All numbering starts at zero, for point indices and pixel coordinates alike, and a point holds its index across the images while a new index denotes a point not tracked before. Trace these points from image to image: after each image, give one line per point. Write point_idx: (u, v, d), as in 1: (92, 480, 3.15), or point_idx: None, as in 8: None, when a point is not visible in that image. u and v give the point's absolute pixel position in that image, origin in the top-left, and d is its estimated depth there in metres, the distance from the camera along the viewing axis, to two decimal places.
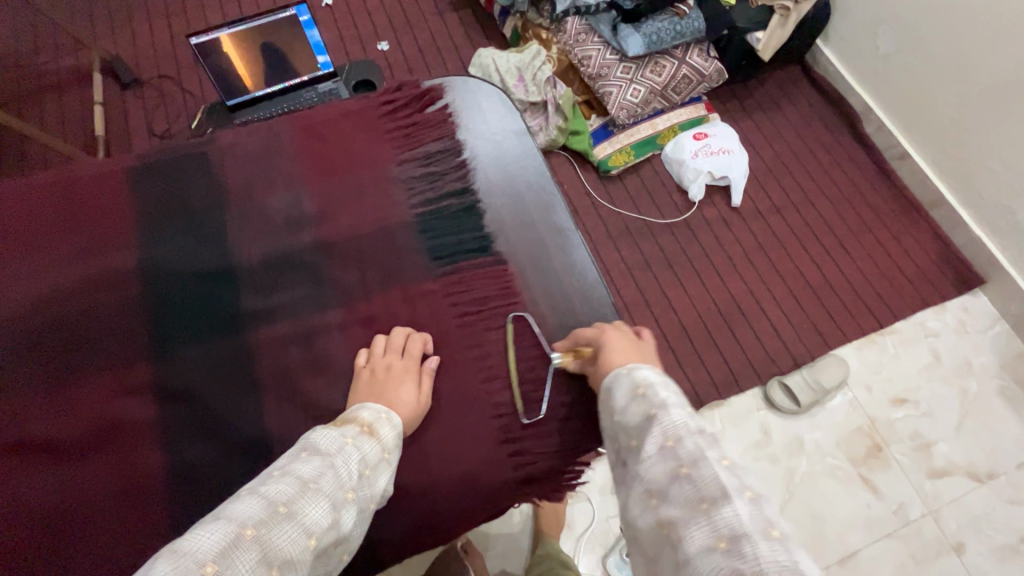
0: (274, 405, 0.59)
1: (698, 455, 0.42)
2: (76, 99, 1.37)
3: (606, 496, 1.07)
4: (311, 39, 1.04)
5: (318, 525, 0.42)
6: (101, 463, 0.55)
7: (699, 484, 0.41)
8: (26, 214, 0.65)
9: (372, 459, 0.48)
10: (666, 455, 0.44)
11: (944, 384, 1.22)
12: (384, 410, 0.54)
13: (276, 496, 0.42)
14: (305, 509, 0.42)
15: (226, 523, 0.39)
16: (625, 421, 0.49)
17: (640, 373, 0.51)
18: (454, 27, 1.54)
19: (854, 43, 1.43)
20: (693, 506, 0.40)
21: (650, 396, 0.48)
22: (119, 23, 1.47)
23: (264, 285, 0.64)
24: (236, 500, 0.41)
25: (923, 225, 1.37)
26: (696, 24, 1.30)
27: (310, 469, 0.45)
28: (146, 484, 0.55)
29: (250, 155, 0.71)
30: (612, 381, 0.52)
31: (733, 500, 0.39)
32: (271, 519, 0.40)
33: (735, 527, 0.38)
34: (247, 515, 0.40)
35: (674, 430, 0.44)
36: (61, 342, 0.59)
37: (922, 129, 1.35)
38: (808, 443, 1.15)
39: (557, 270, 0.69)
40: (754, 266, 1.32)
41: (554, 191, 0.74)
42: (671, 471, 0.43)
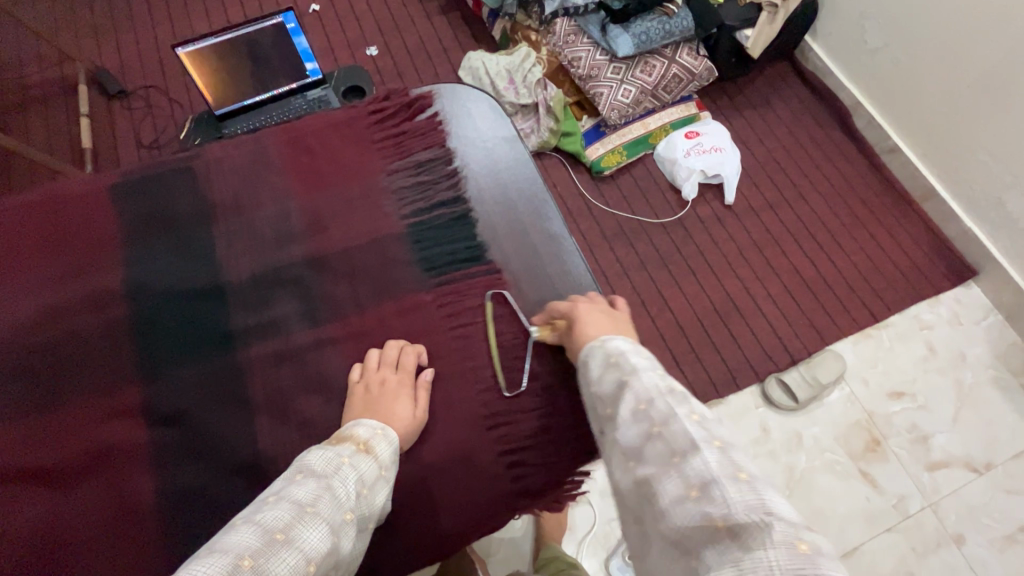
0: (267, 422, 0.58)
1: (668, 414, 0.44)
2: (62, 111, 1.36)
3: (607, 498, 1.08)
4: (298, 46, 1.03)
5: (317, 549, 0.41)
6: (93, 490, 0.54)
7: (669, 440, 0.42)
8: (13, 234, 0.64)
9: (368, 477, 0.48)
10: (638, 418, 0.45)
11: (940, 376, 1.22)
12: (380, 426, 0.53)
13: (273, 523, 0.41)
14: (303, 533, 0.41)
15: (222, 555, 0.38)
16: (599, 390, 0.51)
17: (612, 344, 0.53)
18: (443, 30, 1.53)
19: (843, 39, 1.44)
20: (665, 461, 0.41)
21: (621, 363, 0.50)
22: (105, 33, 1.45)
23: (255, 301, 0.64)
24: (232, 529, 0.41)
25: (915, 218, 1.38)
26: (685, 23, 1.30)
27: (306, 491, 0.44)
28: (139, 508, 0.54)
29: (237, 169, 0.70)
30: (586, 355, 0.54)
31: (702, 451, 0.40)
32: (268, 548, 0.40)
33: (705, 475, 0.39)
34: (243, 546, 0.39)
35: (645, 394, 0.46)
36: (49, 366, 0.59)
37: (911, 123, 1.35)
38: (807, 439, 1.16)
39: (552, 277, 0.69)
40: (749, 264, 1.32)
41: (546, 198, 0.73)
42: (644, 431, 0.44)
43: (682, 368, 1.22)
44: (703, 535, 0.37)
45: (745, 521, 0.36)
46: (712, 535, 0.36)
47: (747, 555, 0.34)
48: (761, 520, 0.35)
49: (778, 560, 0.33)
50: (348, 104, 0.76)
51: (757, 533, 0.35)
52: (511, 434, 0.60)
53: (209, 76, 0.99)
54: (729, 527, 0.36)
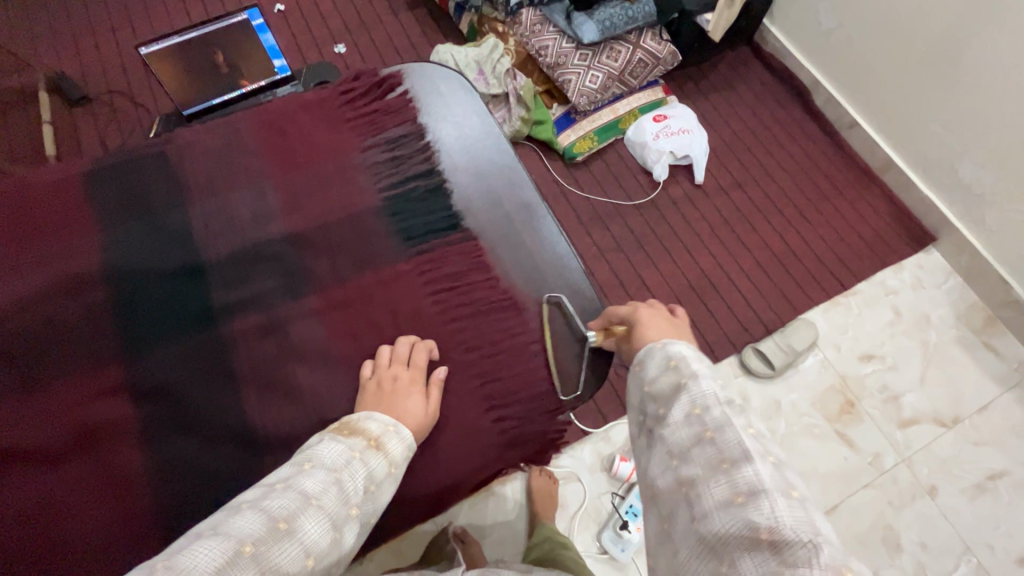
0: (254, 394, 0.59)
1: (723, 421, 0.44)
2: (20, 120, 1.32)
3: (596, 475, 1.10)
4: (265, 43, 1.03)
5: (317, 544, 0.41)
6: (83, 468, 0.54)
7: (721, 446, 0.43)
8: None
9: (376, 474, 0.48)
10: (690, 421, 0.45)
11: (907, 338, 1.28)
12: (392, 423, 0.53)
13: (278, 511, 0.41)
14: (305, 525, 0.41)
15: (225, 539, 0.38)
16: (653, 390, 0.50)
17: (673, 347, 0.51)
18: (410, 26, 1.54)
19: (798, 21, 1.49)
20: (713, 466, 0.42)
21: (681, 367, 0.49)
22: (63, 41, 1.42)
23: (235, 278, 0.64)
24: (237, 513, 0.41)
25: (875, 189, 1.44)
26: (647, 9, 1.33)
27: (314, 483, 0.44)
28: (130, 482, 0.54)
29: (210, 151, 0.70)
30: (644, 355, 0.53)
31: (755, 462, 0.41)
32: (271, 536, 0.39)
33: (755, 485, 0.40)
34: (246, 531, 0.39)
35: (701, 399, 0.46)
36: (26, 350, 0.58)
37: (866, 99, 1.41)
38: (785, 404, 1.20)
39: (528, 244, 0.71)
40: (722, 240, 1.36)
41: (520, 168, 0.75)
42: (695, 434, 0.44)
43: None
44: (744, 542, 0.38)
45: (789, 536, 0.37)
46: (752, 544, 0.37)
47: (790, 570, 0.35)
48: (810, 541, 0.36)
49: None
50: (318, 86, 0.77)
51: (801, 551, 0.36)
52: (497, 390, 0.63)
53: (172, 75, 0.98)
54: (773, 539, 0.37)
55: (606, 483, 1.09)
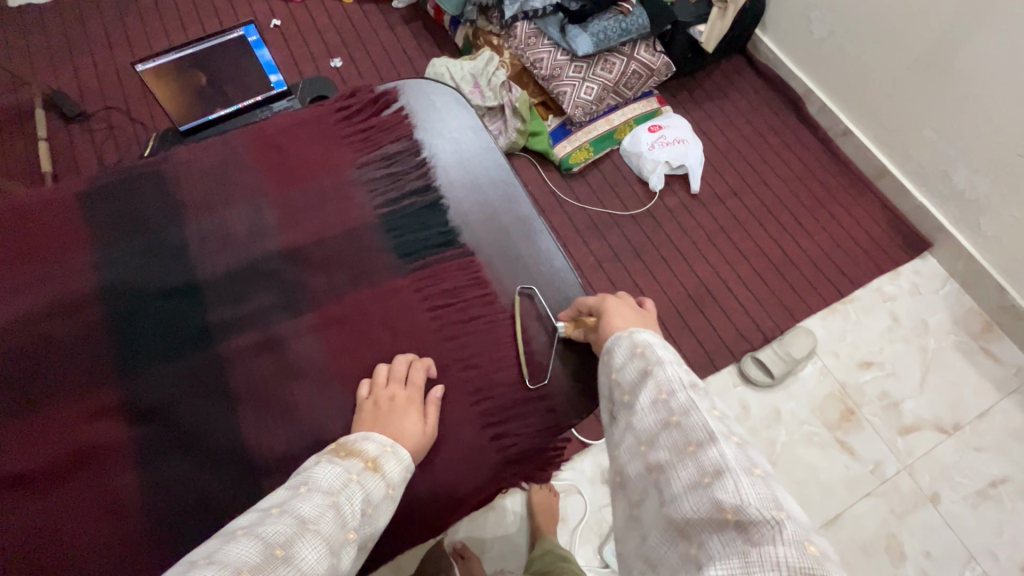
0: (251, 413, 0.59)
1: (688, 405, 0.47)
2: (16, 136, 1.32)
3: (597, 486, 1.09)
4: (261, 58, 1.05)
5: (316, 569, 0.40)
6: (77, 491, 0.54)
7: (685, 430, 0.45)
8: None
9: (374, 496, 0.47)
10: (657, 407, 0.48)
11: (905, 345, 1.28)
12: (389, 443, 0.53)
13: (274, 537, 0.40)
14: (303, 551, 0.40)
15: (221, 568, 0.37)
16: (622, 378, 0.54)
17: (639, 336, 0.55)
18: (406, 40, 1.56)
19: (790, 31, 1.51)
20: (681, 449, 0.44)
21: (647, 354, 0.53)
22: (61, 58, 1.43)
23: (232, 295, 0.63)
24: (231, 542, 0.40)
25: (870, 196, 1.45)
26: (640, 21, 1.34)
27: (310, 507, 0.43)
28: (125, 505, 0.54)
29: (207, 169, 0.70)
30: (612, 344, 0.57)
31: (719, 442, 0.43)
32: (268, 563, 0.38)
33: (720, 465, 0.42)
34: (242, 559, 0.38)
35: (666, 384, 0.49)
36: (20, 372, 0.57)
37: (859, 107, 1.42)
38: (785, 412, 1.19)
39: (525, 258, 0.71)
40: (718, 249, 1.36)
41: (515, 182, 0.75)
42: (662, 419, 0.47)
43: None
44: (710, 520, 0.40)
45: (755, 517, 0.38)
46: (720, 525, 0.39)
47: (755, 548, 0.36)
48: (773, 518, 0.38)
49: (787, 557, 0.35)
50: (314, 103, 0.77)
51: (765, 531, 0.37)
52: (496, 407, 0.62)
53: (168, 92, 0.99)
54: (738, 518, 0.38)
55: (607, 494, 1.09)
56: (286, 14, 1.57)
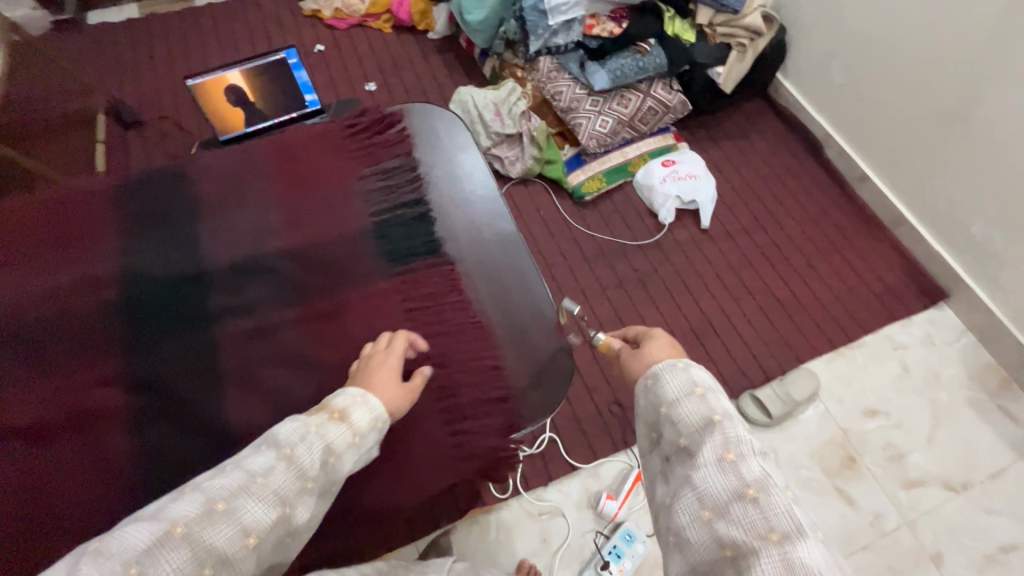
0: (235, 393, 0.63)
1: (765, 480, 0.45)
2: (79, 139, 1.46)
3: (582, 511, 1.09)
4: (299, 79, 1.14)
5: (260, 519, 0.44)
6: (74, 450, 0.59)
7: (767, 511, 0.43)
8: (18, 227, 0.71)
9: (334, 444, 0.50)
10: (725, 469, 0.47)
11: (914, 395, 1.24)
12: (361, 394, 0.56)
13: (218, 492, 0.44)
14: (245, 506, 0.44)
15: (158, 522, 0.41)
16: (678, 416, 0.52)
17: (698, 373, 0.54)
18: (438, 68, 1.66)
19: (811, 76, 1.53)
20: (760, 533, 0.43)
21: (709, 399, 0.52)
22: (128, 71, 1.58)
23: (231, 286, 0.69)
24: (182, 494, 0.44)
25: (886, 242, 1.43)
26: (658, 61, 1.39)
27: (261, 463, 0.47)
28: (113, 466, 0.58)
29: (225, 171, 0.77)
30: (663, 370, 0.56)
31: (807, 539, 0.42)
32: (208, 517, 0.42)
33: (812, 568, 0.40)
34: (182, 513, 0.42)
35: (736, 446, 0.48)
36: (41, 339, 0.64)
37: (877, 152, 1.42)
38: (782, 454, 1.17)
39: (502, 269, 0.75)
40: (725, 285, 1.37)
41: (499, 203, 0.80)
42: (736, 489, 0.45)
43: None
44: None
45: None
46: None
47: None
48: None
49: None
50: (327, 119, 0.84)
51: None
52: (461, 407, 0.66)
53: (213, 104, 1.09)
54: None
55: (592, 521, 1.08)
56: (330, 40, 1.69)
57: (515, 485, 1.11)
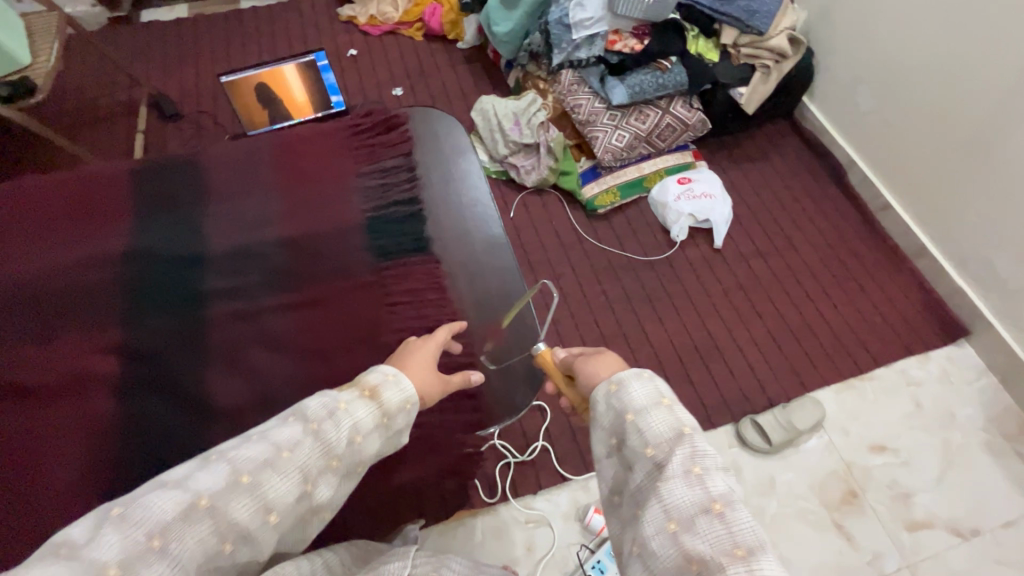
0: (218, 371, 0.67)
1: (730, 496, 0.46)
2: (122, 127, 1.54)
3: (569, 522, 1.09)
4: (326, 81, 1.19)
5: (282, 494, 0.46)
6: (64, 411, 0.63)
7: (733, 527, 0.44)
8: (40, 201, 0.76)
9: (361, 425, 0.52)
10: (693, 482, 0.46)
11: (926, 434, 1.20)
12: (393, 372, 0.57)
13: (244, 464, 0.45)
14: (269, 481, 0.45)
15: (183, 490, 0.43)
16: (646, 425, 0.50)
17: (663, 385, 0.53)
18: (464, 76, 1.69)
19: (837, 101, 1.51)
20: (725, 547, 0.43)
21: (675, 410, 0.51)
22: (172, 66, 1.67)
23: (227, 270, 0.73)
24: (207, 463, 0.45)
25: (907, 274, 1.39)
26: (678, 78, 1.40)
27: (287, 437, 0.48)
28: (98, 429, 0.62)
29: (232, 161, 0.81)
30: (626, 377, 0.54)
31: (770, 555, 0.42)
32: (232, 490, 0.44)
33: None
34: (207, 484, 0.44)
35: (702, 460, 0.48)
36: (48, 306, 0.68)
37: (902, 182, 1.39)
38: (780, 483, 1.14)
39: (485, 273, 0.79)
40: (734, 306, 1.35)
41: (489, 207, 0.84)
42: (703, 503, 0.45)
43: None
44: None
45: None
46: None
47: None
48: None
49: None
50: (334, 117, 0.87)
51: None
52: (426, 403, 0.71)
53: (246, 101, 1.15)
54: None
55: (578, 533, 1.08)
56: (363, 45, 1.75)
57: (504, 490, 1.11)
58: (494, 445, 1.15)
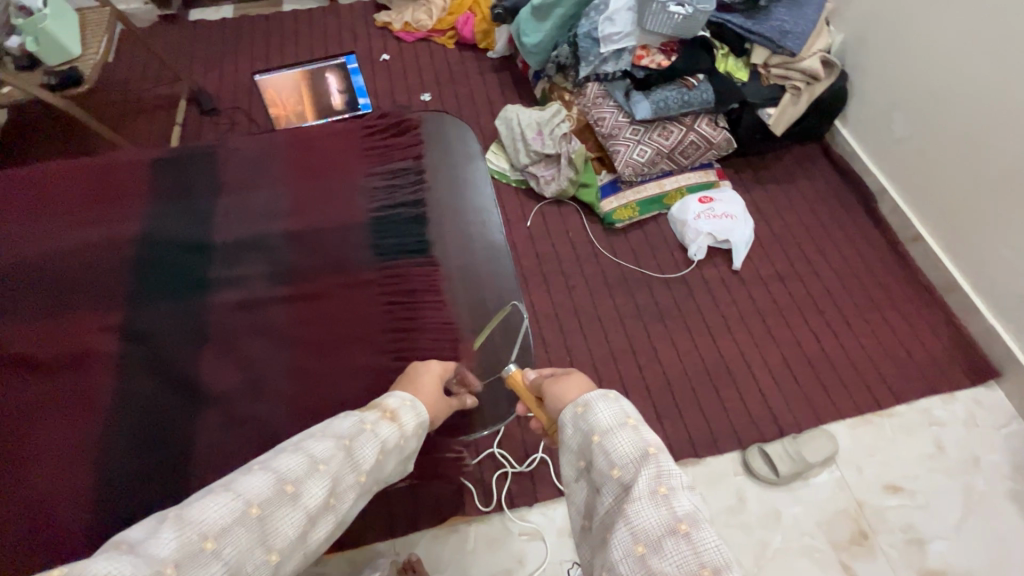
0: (213, 357, 0.69)
1: (696, 515, 0.45)
2: (161, 119, 1.61)
3: (563, 539, 1.07)
4: (356, 84, 1.21)
5: (317, 506, 0.49)
6: (65, 384, 0.65)
7: (698, 548, 0.43)
8: (68, 185, 0.80)
9: (388, 443, 0.55)
10: (658, 503, 0.45)
11: (946, 478, 1.14)
12: (409, 399, 0.60)
13: (287, 475, 0.48)
14: (309, 492, 0.48)
15: (235, 498, 0.45)
16: (611, 447, 0.50)
17: (627, 405, 0.53)
18: (492, 85, 1.71)
19: (870, 127, 1.47)
20: (690, 567, 0.42)
21: (640, 430, 0.51)
22: (214, 63, 1.74)
23: (231, 259, 0.75)
24: (251, 473, 0.48)
25: (935, 309, 1.33)
26: (705, 96, 1.38)
27: (323, 450, 0.51)
28: (94, 405, 0.64)
29: (248, 156, 0.84)
30: (592, 399, 0.54)
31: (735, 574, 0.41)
32: (278, 498, 0.47)
33: None
34: (256, 492, 0.46)
35: (668, 480, 0.47)
36: (63, 284, 0.72)
37: (935, 213, 1.34)
38: (786, 517, 1.10)
39: (483, 278, 0.79)
40: (750, 330, 1.32)
41: (492, 214, 0.85)
42: (669, 524, 0.44)
43: (663, 422, 1.20)
44: None
45: None
46: None
47: None
48: None
49: None
50: (349, 119, 0.89)
51: None
52: None
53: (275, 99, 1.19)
54: None
55: (571, 551, 1.06)
56: (396, 51, 1.79)
57: (500, 500, 1.10)
58: (494, 454, 1.14)
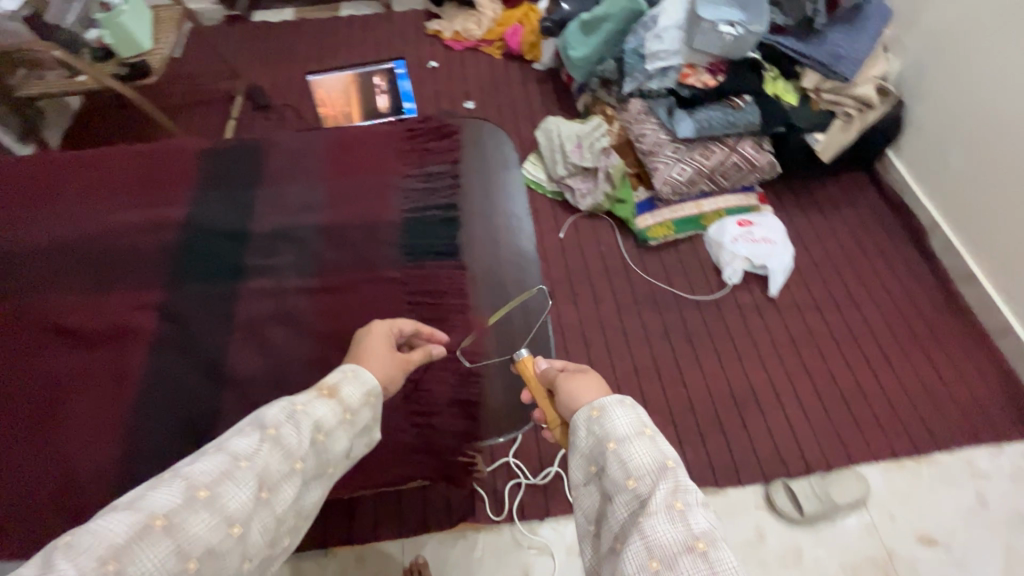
0: (239, 340, 0.71)
1: (713, 534, 0.43)
2: (217, 113, 1.69)
3: (572, 556, 1.05)
4: (402, 88, 1.24)
5: (241, 505, 0.45)
6: (104, 357, 0.69)
7: (715, 567, 0.41)
8: (125, 169, 0.85)
9: (323, 423, 0.53)
10: (675, 518, 0.44)
11: (988, 534, 1.06)
12: (352, 370, 0.59)
13: (199, 479, 0.45)
14: (226, 493, 0.45)
15: (136, 512, 0.42)
16: (627, 456, 0.49)
17: (645, 415, 0.53)
18: (534, 96, 1.73)
19: (924, 158, 1.41)
20: None
21: (657, 441, 0.50)
22: (270, 62, 1.81)
23: (265, 249, 0.78)
24: (157, 485, 0.45)
25: (986, 353, 1.26)
26: (751, 117, 1.35)
27: (244, 445, 0.48)
28: (127, 378, 0.67)
29: (291, 152, 0.87)
30: (609, 404, 0.53)
31: None
32: (189, 505, 0.43)
33: None
34: (162, 504, 0.43)
35: (684, 495, 0.45)
36: (112, 262, 0.77)
37: (990, 251, 1.27)
38: (807, 558, 1.05)
39: (508, 284, 0.79)
40: (781, 359, 1.27)
41: (523, 221, 0.85)
42: (685, 541, 0.42)
43: (683, 447, 1.16)
44: None
45: None
46: None
47: None
48: None
49: None
50: (391, 120, 0.91)
51: None
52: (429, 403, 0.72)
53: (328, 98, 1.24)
54: None
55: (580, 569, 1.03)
56: (444, 58, 1.83)
57: (511, 510, 1.09)
58: (508, 463, 1.13)
